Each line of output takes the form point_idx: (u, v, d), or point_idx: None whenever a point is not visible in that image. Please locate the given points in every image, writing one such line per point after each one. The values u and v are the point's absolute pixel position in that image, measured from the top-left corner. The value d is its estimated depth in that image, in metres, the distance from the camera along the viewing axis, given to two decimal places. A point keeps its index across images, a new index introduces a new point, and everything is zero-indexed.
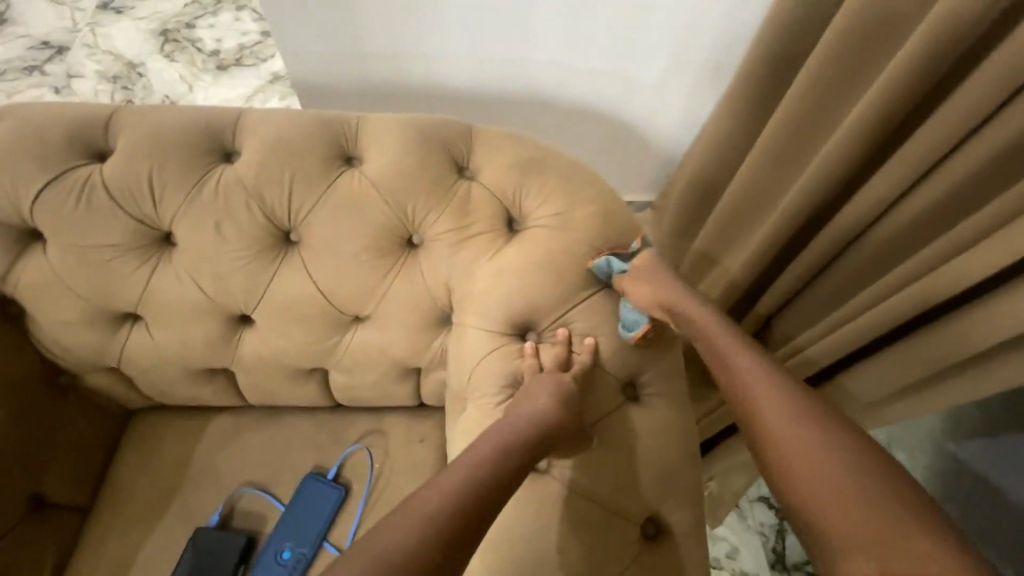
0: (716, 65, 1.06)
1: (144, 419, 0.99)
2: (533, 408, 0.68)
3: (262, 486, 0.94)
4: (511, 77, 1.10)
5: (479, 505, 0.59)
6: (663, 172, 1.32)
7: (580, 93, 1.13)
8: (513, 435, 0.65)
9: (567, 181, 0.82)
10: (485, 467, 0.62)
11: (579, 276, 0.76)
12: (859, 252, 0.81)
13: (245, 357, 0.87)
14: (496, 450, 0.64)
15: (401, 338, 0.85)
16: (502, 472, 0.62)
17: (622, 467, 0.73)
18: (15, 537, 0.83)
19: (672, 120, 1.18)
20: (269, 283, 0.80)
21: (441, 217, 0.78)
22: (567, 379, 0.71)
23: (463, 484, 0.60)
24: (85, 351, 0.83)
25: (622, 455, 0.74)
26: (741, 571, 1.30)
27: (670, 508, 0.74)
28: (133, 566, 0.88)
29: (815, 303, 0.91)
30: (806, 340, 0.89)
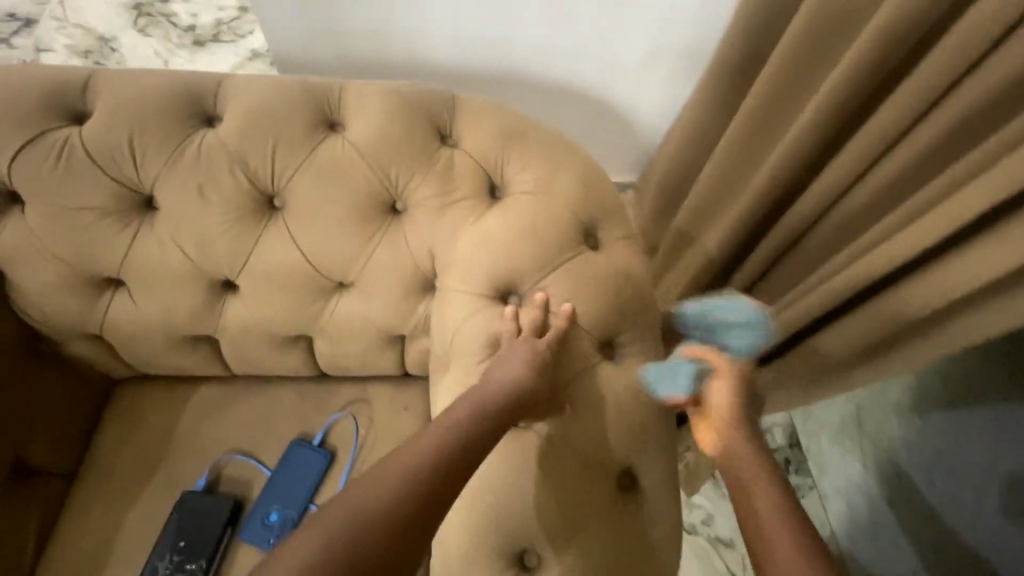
0: (696, 47, 1.08)
1: (127, 388, 0.99)
2: (509, 376, 0.70)
3: (247, 452, 0.96)
4: (495, 57, 1.11)
5: (455, 466, 0.61)
6: (643, 154, 1.34)
7: (563, 74, 1.14)
8: (488, 401, 0.68)
9: (548, 150, 0.84)
10: (462, 431, 0.64)
11: (560, 241, 0.78)
12: (830, 221, 0.85)
13: (229, 324, 0.87)
14: (473, 414, 0.66)
15: (386, 305, 0.86)
16: (478, 434, 0.65)
17: (603, 426, 0.76)
18: None
19: (653, 102, 1.20)
20: (254, 249, 0.80)
21: (424, 184, 0.80)
22: (542, 347, 0.73)
23: (438, 447, 0.62)
24: (66, 318, 0.83)
25: (602, 414, 0.76)
26: (716, 537, 1.36)
27: (649, 463, 0.77)
28: (119, 530, 0.88)
29: (791, 269, 0.95)
30: (776, 309, 0.95)
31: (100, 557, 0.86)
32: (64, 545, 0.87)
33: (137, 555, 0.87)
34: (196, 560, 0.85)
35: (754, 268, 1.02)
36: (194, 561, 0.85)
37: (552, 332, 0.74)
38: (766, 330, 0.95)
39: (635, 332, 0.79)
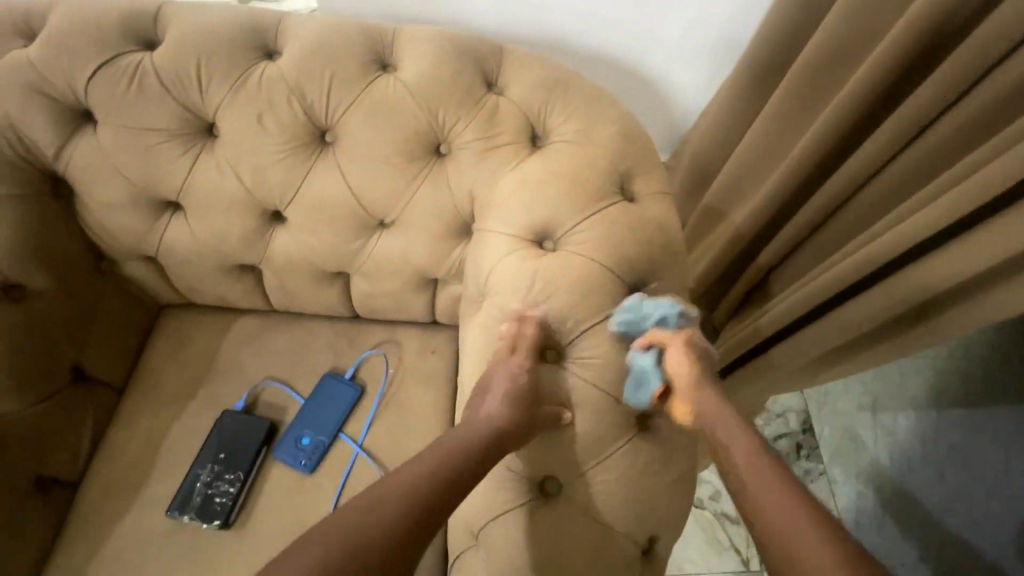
0: (739, 27, 0.99)
1: (174, 313, 1.05)
2: (489, 408, 0.74)
3: (282, 380, 1.01)
4: (530, 25, 1.02)
5: (443, 491, 0.66)
6: (675, 135, 1.27)
7: (595, 46, 1.06)
8: (473, 437, 0.72)
9: (590, 102, 0.86)
10: (449, 460, 0.69)
11: (598, 188, 0.80)
12: (871, 189, 0.86)
13: (275, 255, 0.92)
14: (457, 445, 0.71)
15: (423, 246, 0.90)
16: (464, 464, 0.69)
17: (633, 373, 0.77)
18: (60, 401, 0.89)
19: (689, 82, 1.12)
20: (305, 180, 0.84)
21: (469, 127, 0.82)
22: (525, 386, 0.75)
23: (428, 475, 0.66)
24: (126, 236, 0.88)
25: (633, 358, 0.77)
26: (724, 511, 1.38)
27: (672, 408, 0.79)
28: (164, 442, 0.94)
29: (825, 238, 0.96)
30: (807, 280, 0.96)
31: (146, 463, 0.92)
32: (114, 451, 0.93)
33: (179, 466, 0.92)
34: (235, 471, 0.91)
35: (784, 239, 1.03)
36: (232, 473, 0.90)
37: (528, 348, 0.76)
38: (795, 298, 0.96)
39: (663, 281, 0.80)
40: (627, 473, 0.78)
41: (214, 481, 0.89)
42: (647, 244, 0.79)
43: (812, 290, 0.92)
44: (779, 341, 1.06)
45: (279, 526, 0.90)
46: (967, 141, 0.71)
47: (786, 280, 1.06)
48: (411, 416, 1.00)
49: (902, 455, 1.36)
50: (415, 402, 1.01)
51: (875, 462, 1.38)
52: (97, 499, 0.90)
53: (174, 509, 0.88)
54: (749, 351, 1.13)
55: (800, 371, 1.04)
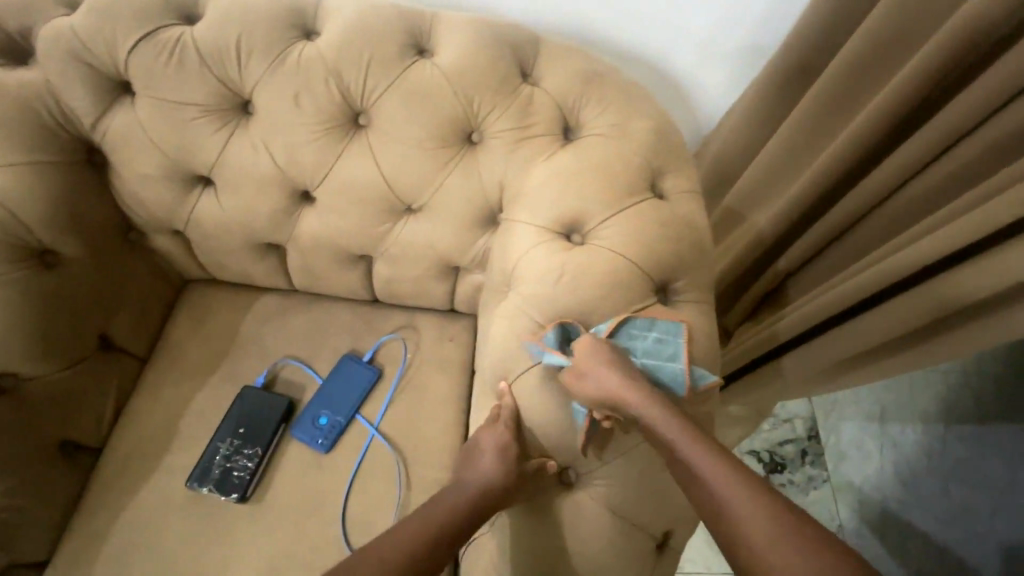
0: (770, 28, 0.95)
1: (197, 286, 1.06)
2: (479, 471, 0.76)
3: (301, 359, 1.02)
4: (559, 18, 1.00)
5: (433, 554, 0.68)
6: (695, 137, 1.23)
7: (623, 44, 1.03)
8: (456, 503, 0.74)
9: (623, 97, 0.85)
10: (441, 523, 0.71)
11: (628, 184, 0.80)
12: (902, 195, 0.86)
13: (302, 234, 0.93)
14: (447, 509, 0.73)
15: (449, 234, 0.90)
16: (453, 527, 0.72)
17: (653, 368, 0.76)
18: (88, 367, 0.90)
19: (715, 82, 1.08)
20: (337, 162, 0.85)
21: (503, 116, 0.82)
22: (512, 448, 0.77)
23: (418, 536, 0.69)
24: (157, 208, 0.89)
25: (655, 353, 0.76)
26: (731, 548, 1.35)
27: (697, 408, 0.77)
28: (185, 413, 0.95)
29: (850, 247, 0.97)
30: (828, 287, 0.97)
31: (167, 432, 0.94)
32: (136, 419, 0.94)
33: (199, 438, 0.94)
34: (252, 446, 0.92)
35: (808, 245, 1.03)
36: (251, 447, 0.91)
37: (505, 417, 0.78)
38: (816, 304, 0.97)
39: (688, 280, 0.80)
40: (642, 475, 0.75)
41: (233, 455, 0.91)
42: (676, 242, 0.79)
43: (836, 296, 0.92)
44: (794, 346, 1.07)
45: (295, 503, 0.91)
46: (1008, 152, 0.71)
47: (805, 287, 1.06)
48: (427, 401, 1.01)
49: (905, 468, 1.36)
50: (432, 388, 1.02)
51: (864, 480, 1.40)
52: (117, 467, 0.91)
53: (193, 480, 0.89)
54: (761, 356, 1.14)
55: (814, 377, 1.05)
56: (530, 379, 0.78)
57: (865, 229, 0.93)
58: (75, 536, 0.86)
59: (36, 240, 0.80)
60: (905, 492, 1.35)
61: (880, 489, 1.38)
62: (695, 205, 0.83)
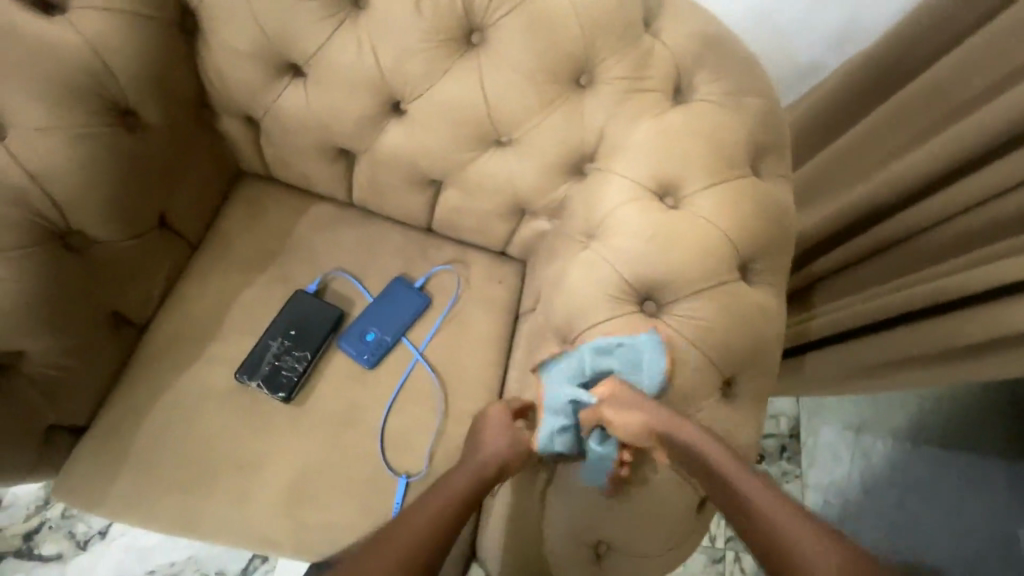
0: None
1: (255, 180, 1.03)
2: (491, 446, 0.78)
3: (352, 273, 1.01)
4: None
5: (447, 526, 0.71)
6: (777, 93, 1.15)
7: None
8: (469, 475, 0.77)
9: (742, 68, 0.83)
10: (451, 498, 0.74)
11: (732, 158, 0.80)
12: (949, 225, 0.88)
13: (382, 147, 0.90)
14: (460, 483, 0.76)
15: (532, 175, 0.89)
16: (465, 498, 0.75)
17: (730, 333, 0.76)
18: (151, 243, 0.86)
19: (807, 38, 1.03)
20: (439, 78, 0.82)
21: (620, 64, 0.80)
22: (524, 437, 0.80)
23: (430, 511, 0.72)
24: (240, 90, 0.85)
25: (733, 320, 0.77)
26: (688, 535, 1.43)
27: (758, 385, 0.79)
28: (233, 305, 0.94)
29: (890, 261, 0.98)
30: (863, 298, 1.00)
31: (214, 321, 0.92)
32: (184, 303, 0.92)
33: (246, 333, 0.92)
34: (302, 350, 0.91)
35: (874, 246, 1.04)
36: (301, 350, 0.91)
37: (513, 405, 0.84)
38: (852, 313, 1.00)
39: (770, 263, 0.80)
40: None
41: (282, 355, 0.90)
42: (767, 224, 0.80)
43: (878, 308, 0.95)
44: (818, 347, 1.11)
45: (335, 411, 0.91)
46: None
47: (834, 292, 1.09)
48: (470, 336, 1.02)
49: (867, 479, 1.43)
50: (477, 325, 1.02)
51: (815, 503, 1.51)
52: (162, 346, 0.89)
53: (242, 373, 0.88)
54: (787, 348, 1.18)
55: (827, 380, 1.09)
56: (600, 333, 0.79)
57: (911, 250, 0.94)
58: (114, 409, 0.86)
59: (124, 99, 0.75)
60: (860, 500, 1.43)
61: (838, 493, 1.47)
62: (786, 192, 0.83)
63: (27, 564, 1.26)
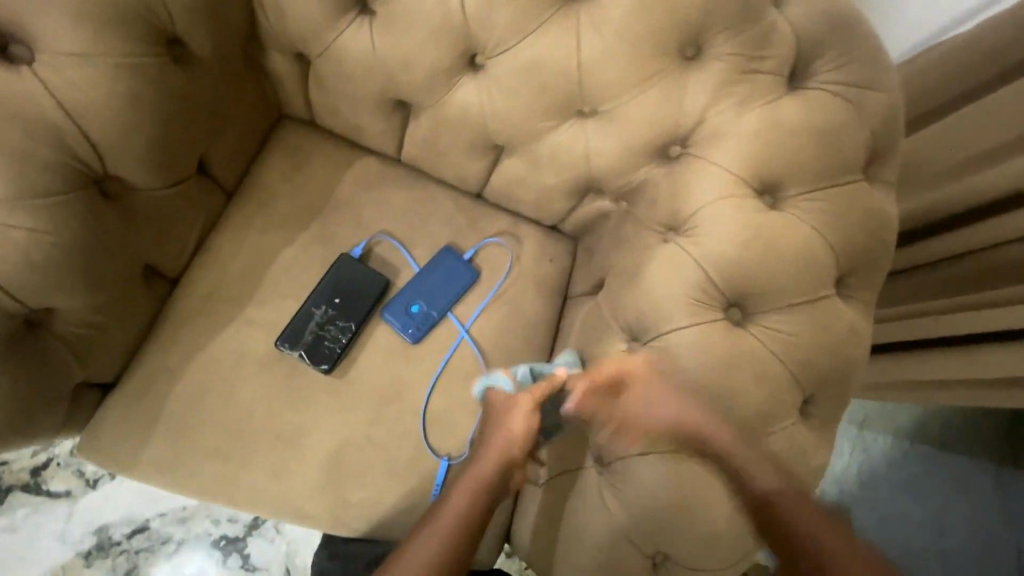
0: None
1: (296, 125, 0.93)
2: (496, 454, 0.76)
3: (398, 239, 0.93)
4: None
5: (463, 551, 0.73)
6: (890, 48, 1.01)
7: None
8: (478, 491, 0.75)
9: (867, 55, 0.74)
10: (462, 523, 0.74)
11: (844, 160, 0.72)
12: None
13: (451, 104, 0.81)
14: (468, 505, 0.74)
15: (613, 153, 0.81)
16: (477, 519, 0.74)
17: (819, 352, 0.72)
18: (189, 190, 0.78)
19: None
20: (528, 35, 0.72)
21: (737, 38, 0.70)
22: (502, 450, 0.76)
23: (444, 542, 0.72)
24: (298, 25, 0.75)
25: (823, 338, 0.72)
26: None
27: (835, 403, 0.75)
28: (272, 264, 0.87)
29: (959, 276, 0.93)
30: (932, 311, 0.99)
31: (252, 281, 0.86)
32: (219, 257, 0.85)
33: (285, 296, 0.86)
34: (346, 321, 0.85)
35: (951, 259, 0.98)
36: (345, 321, 0.85)
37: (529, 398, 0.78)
38: (909, 330, 1.04)
39: (866, 278, 0.75)
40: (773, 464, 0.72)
41: (325, 325, 0.84)
42: (871, 235, 0.73)
43: (935, 327, 0.99)
44: (883, 351, 1.15)
45: (376, 386, 0.86)
46: None
47: (881, 300, 1.10)
48: (519, 317, 0.95)
49: (867, 472, 1.38)
50: (525, 305, 0.95)
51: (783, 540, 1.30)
52: (197, 303, 0.83)
53: (283, 341, 0.82)
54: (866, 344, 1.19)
55: (890, 383, 1.15)
56: (678, 340, 0.73)
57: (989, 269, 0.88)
58: (146, 367, 0.80)
59: (171, 25, 0.65)
60: (857, 492, 1.37)
61: (838, 481, 1.38)
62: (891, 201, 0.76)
63: (35, 499, 1.23)
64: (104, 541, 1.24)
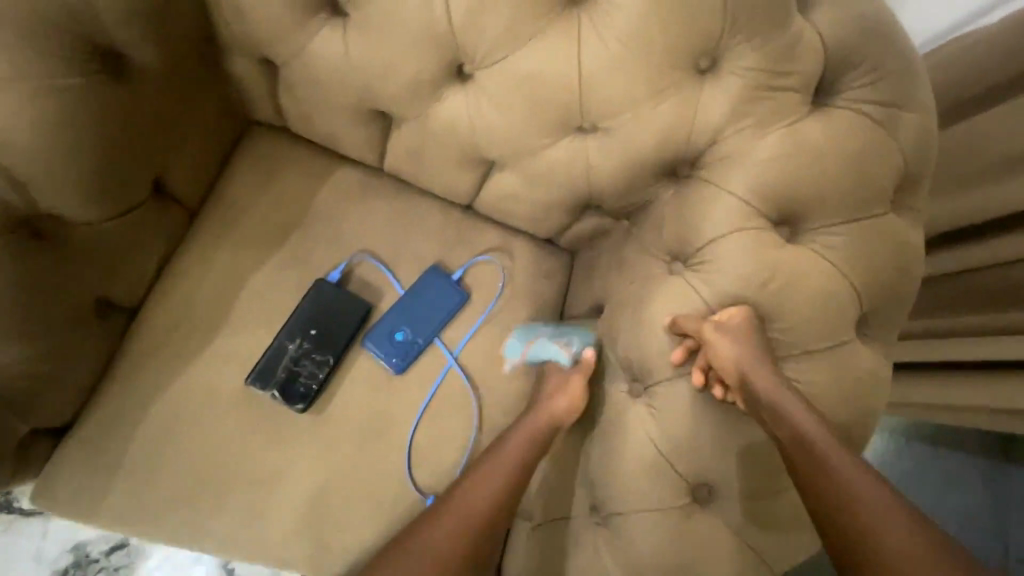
0: None
1: (266, 133, 0.85)
2: (547, 409, 0.73)
3: (380, 258, 0.86)
4: None
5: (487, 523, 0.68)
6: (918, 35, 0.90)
7: None
8: (513, 453, 0.71)
9: (902, 69, 0.66)
10: (502, 481, 0.69)
11: (872, 190, 0.65)
12: None
13: (435, 117, 0.72)
14: (508, 464, 0.70)
15: (616, 173, 0.73)
16: (512, 482, 0.70)
17: (839, 402, 0.66)
18: (142, 214, 0.71)
19: None
20: (523, 44, 0.63)
21: (758, 50, 0.62)
22: (542, 430, 0.72)
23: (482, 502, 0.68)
24: (261, 30, 0.66)
25: (843, 387, 0.66)
26: None
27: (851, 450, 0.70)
28: (242, 290, 0.80)
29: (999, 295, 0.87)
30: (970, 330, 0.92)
31: (219, 309, 0.78)
32: (183, 283, 0.78)
33: (256, 325, 0.79)
34: (323, 354, 0.78)
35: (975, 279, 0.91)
36: (322, 354, 0.78)
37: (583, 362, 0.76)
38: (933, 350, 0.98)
39: (891, 317, 0.68)
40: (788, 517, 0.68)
41: (301, 360, 0.77)
42: (899, 272, 0.67)
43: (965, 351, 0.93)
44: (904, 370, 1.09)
45: (356, 421, 0.80)
46: None
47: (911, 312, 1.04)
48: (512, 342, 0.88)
49: None
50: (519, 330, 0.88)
51: None
52: (159, 335, 0.76)
53: (254, 379, 0.76)
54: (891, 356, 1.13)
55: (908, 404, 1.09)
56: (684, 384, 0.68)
57: None
58: (105, 406, 0.74)
59: (100, 33, 0.57)
60: None
61: None
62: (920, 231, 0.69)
63: (6, 518, 1.18)
64: (81, 559, 1.19)
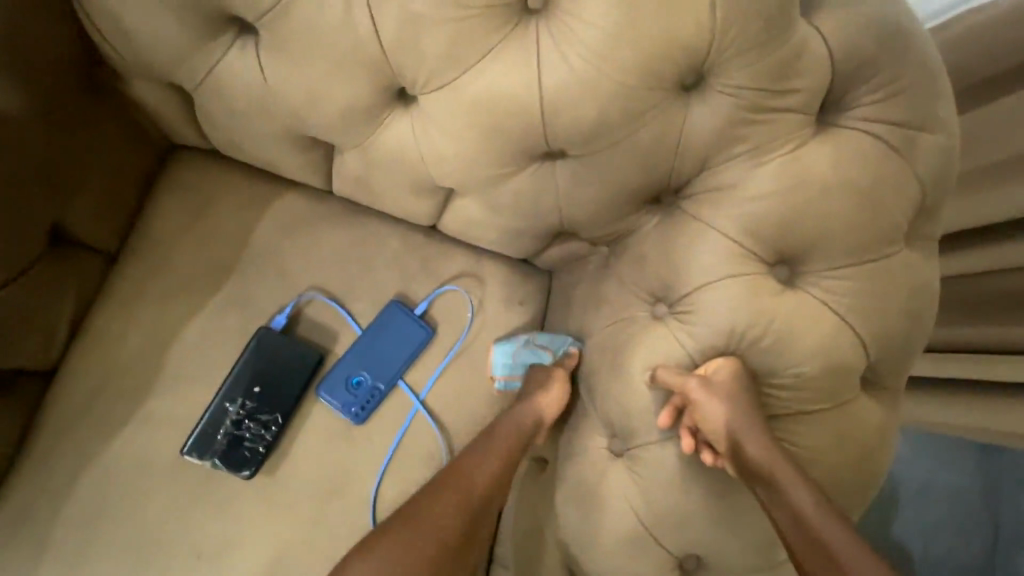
0: None
1: (194, 159, 0.75)
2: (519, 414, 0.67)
3: (333, 296, 0.75)
4: None
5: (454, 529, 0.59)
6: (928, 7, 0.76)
7: None
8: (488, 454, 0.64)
9: (923, 78, 0.55)
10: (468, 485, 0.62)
11: (883, 224, 0.56)
12: None
13: (378, 144, 0.62)
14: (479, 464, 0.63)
15: (591, 203, 0.63)
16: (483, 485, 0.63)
17: (846, 464, 0.60)
18: (42, 270, 0.63)
19: None
20: (469, 64, 0.53)
21: (753, 63, 0.52)
22: (529, 410, 0.67)
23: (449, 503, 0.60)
24: (161, 52, 0.57)
25: (848, 449, 0.60)
26: None
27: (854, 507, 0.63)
28: (176, 341, 0.72)
29: None
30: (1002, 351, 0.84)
31: (151, 364, 0.71)
32: (108, 337, 0.71)
33: (194, 380, 0.71)
34: (270, 413, 0.70)
35: (1003, 290, 0.81)
36: (268, 413, 0.70)
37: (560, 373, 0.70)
38: (961, 367, 0.89)
39: (902, 363, 0.61)
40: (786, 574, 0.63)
41: (246, 421, 0.69)
42: (911, 314, 0.59)
43: (1001, 367, 0.84)
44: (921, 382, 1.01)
45: (314, 482, 0.72)
46: None
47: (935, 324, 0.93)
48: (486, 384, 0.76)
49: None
50: None
51: None
52: (87, 397, 0.69)
53: (193, 449, 0.68)
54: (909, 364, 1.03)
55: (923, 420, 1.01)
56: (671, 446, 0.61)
57: None
58: (32, 478, 0.68)
59: None
60: None
61: None
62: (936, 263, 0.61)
63: None
64: None
